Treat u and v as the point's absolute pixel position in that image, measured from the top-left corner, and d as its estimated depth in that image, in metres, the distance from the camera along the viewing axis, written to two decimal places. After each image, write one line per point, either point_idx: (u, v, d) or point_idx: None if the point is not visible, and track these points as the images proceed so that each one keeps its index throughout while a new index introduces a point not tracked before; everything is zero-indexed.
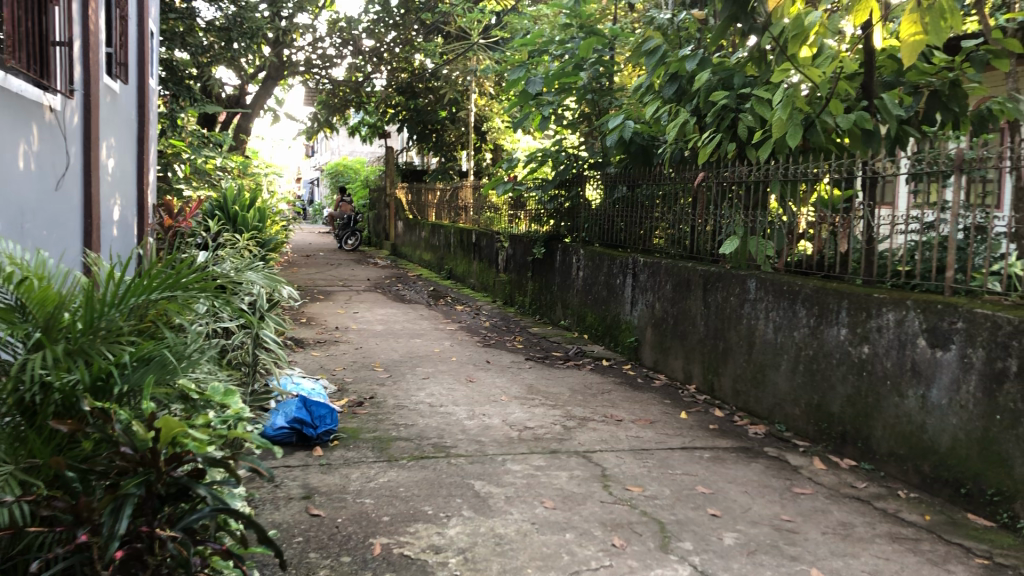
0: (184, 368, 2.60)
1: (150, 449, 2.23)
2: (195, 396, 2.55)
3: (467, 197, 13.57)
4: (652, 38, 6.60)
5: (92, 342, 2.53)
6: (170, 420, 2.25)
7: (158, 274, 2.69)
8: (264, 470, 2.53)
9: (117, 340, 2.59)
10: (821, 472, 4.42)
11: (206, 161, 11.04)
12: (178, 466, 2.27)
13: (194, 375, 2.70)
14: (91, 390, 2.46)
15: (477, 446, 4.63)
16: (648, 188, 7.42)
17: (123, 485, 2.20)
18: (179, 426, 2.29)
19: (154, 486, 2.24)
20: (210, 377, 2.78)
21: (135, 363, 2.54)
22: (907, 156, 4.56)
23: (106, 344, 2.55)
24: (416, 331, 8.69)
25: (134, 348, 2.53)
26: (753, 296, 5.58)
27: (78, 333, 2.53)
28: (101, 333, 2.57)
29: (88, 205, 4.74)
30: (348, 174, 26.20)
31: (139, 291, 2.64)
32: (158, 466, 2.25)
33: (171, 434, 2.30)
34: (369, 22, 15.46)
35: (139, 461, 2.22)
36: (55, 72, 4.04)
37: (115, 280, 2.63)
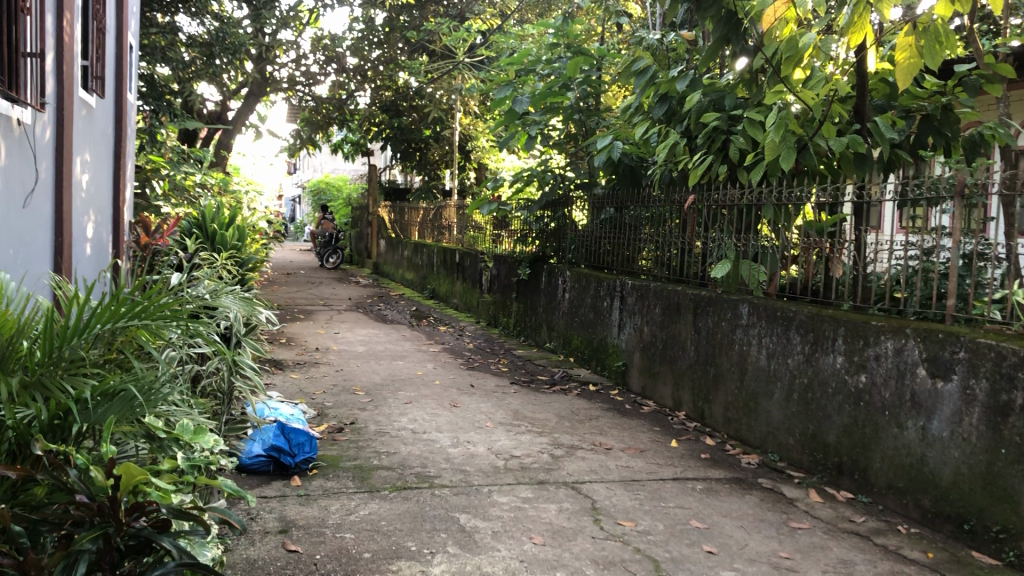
0: (151, 404, 2.42)
1: (109, 498, 2.08)
2: (163, 436, 2.37)
3: (451, 217, 13.41)
4: (641, 59, 6.42)
5: (51, 373, 2.36)
6: (131, 467, 2.09)
7: (127, 299, 2.53)
8: (235, 519, 2.39)
9: (80, 371, 2.42)
10: (817, 505, 4.28)
11: (184, 178, 10.87)
12: (139, 516, 2.12)
13: (162, 411, 2.52)
14: (47, 429, 2.28)
15: (462, 476, 4.46)
16: (635, 209, 7.29)
17: (76, 540, 2.04)
18: (140, 474, 2.12)
19: (112, 539, 2.09)
20: (180, 413, 2.60)
21: (97, 398, 2.35)
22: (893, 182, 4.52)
23: (66, 377, 2.37)
24: (398, 353, 8.52)
25: (97, 383, 2.35)
26: (745, 322, 5.45)
27: (35, 366, 2.36)
28: (62, 365, 2.40)
29: (58, 224, 4.54)
30: (330, 191, 26.02)
31: (108, 318, 2.49)
32: (118, 517, 2.10)
33: (132, 481, 2.14)
34: (354, 39, 15.26)
35: (97, 511, 2.07)
36: (26, 85, 3.86)
37: (79, 305, 2.47)
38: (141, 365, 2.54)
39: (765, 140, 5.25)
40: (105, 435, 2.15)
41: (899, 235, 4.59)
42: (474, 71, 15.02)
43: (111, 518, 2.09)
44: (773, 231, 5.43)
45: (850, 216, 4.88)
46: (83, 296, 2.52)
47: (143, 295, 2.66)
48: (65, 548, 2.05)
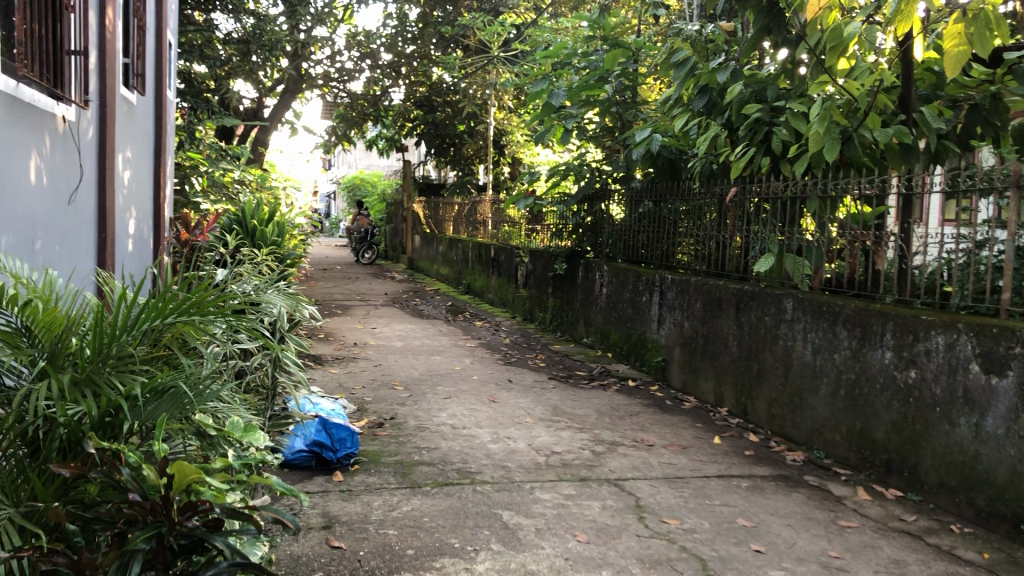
0: (200, 402, 2.40)
1: (162, 496, 2.06)
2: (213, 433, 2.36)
3: (486, 212, 13.37)
4: (681, 50, 6.38)
5: (99, 370, 2.36)
6: (184, 465, 2.08)
7: (173, 296, 2.50)
8: (288, 519, 2.35)
9: (128, 368, 2.42)
10: (866, 504, 4.19)
11: (222, 174, 10.99)
12: (192, 516, 2.09)
13: (210, 410, 2.51)
14: (97, 427, 2.28)
15: (503, 472, 4.43)
16: (675, 203, 7.22)
17: (130, 539, 2.02)
18: (194, 473, 2.11)
19: (165, 538, 2.08)
20: (229, 410, 2.59)
21: (147, 396, 2.35)
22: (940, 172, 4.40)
23: (116, 374, 2.36)
24: (435, 348, 8.52)
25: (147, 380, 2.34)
26: (790, 316, 5.37)
27: (85, 362, 2.36)
28: (110, 361, 2.40)
29: (101, 220, 4.57)
30: (365, 187, 26.15)
31: (158, 315, 2.47)
32: (171, 516, 2.08)
33: (184, 481, 2.12)
34: (388, 36, 15.31)
35: (149, 510, 2.06)
36: (70, 83, 3.88)
37: (127, 302, 2.44)
38: (190, 361, 2.53)
39: (809, 131, 5.14)
40: (156, 434, 2.14)
41: (948, 226, 4.47)
42: (508, 65, 14.93)
43: (164, 515, 2.07)
44: (817, 224, 5.34)
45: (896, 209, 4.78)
46: (133, 292, 2.51)
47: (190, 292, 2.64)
48: (119, 546, 2.05)
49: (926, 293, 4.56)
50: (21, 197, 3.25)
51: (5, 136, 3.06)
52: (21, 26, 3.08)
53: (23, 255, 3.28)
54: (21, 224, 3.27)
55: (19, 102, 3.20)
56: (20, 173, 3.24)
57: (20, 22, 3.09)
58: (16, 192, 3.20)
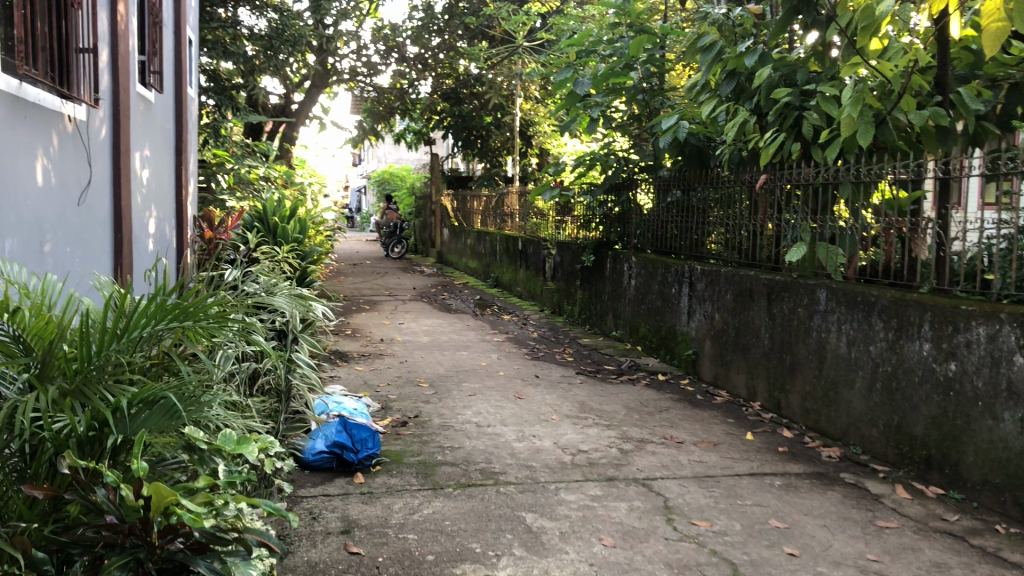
0: (194, 412, 2.31)
1: (141, 519, 2.01)
2: (204, 446, 2.26)
3: (513, 204, 13.25)
4: (708, 34, 6.21)
5: (89, 382, 2.24)
6: (161, 487, 1.98)
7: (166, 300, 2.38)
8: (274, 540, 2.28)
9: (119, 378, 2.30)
10: (905, 502, 4.03)
11: (249, 171, 10.99)
12: (173, 538, 2.05)
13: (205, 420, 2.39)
14: (84, 442, 2.17)
15: (528, 472, 4.31)
16: (704, 192, 7.05)
17: (105, 567, 1.96)
18: (171, 494, 2.00)
19: (144, 562, 2.02)
20: (229, 419, 2.48)
21: (136, 407, 2.23)
22: (980, 154, 4.21)
23: (107, 385, 2.26)
24: (462, 343, 8.42)
25: (137, 390, 2.24)
26: (824, 307, 5.20)
27: (74, 372, 2.24)
28: (98, 373, 2.27)
29: (117, 220, 4.53)
30: (394, 182, 26.14)
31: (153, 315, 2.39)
32: (151, 540, 2.03)
33: (162, 502, 2.02)
34: (414, 29, 15.37)
35: (128, 532, 2.00)
36: (80, 81, 3.83)
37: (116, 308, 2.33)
38: (186, 367, 2.44)
39: (841, 115, 4.97)
40: (135, 451, 2.04)
41: (988, 211, 4.30)
42: (534, 54, 14.75)
43: (145, 537, 2.03)
44: (850, 211, 5.15)
45: (933, 194, 4.58)
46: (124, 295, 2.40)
47: (185, 296, 2.52)
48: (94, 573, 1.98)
49: (967, 281, 4.38)
50: (27, 200, 3.20)
51: (7, 137, 3.00)
52: (22, 24, 3.02)
53: (31, 258, 3.23)
54: (28, 227, 3.21)
55: (23, 102, 3.16)
56: (26, 174, 3.18)
57: (20, 20, 3.03)
58: (22, 194, 3.15)
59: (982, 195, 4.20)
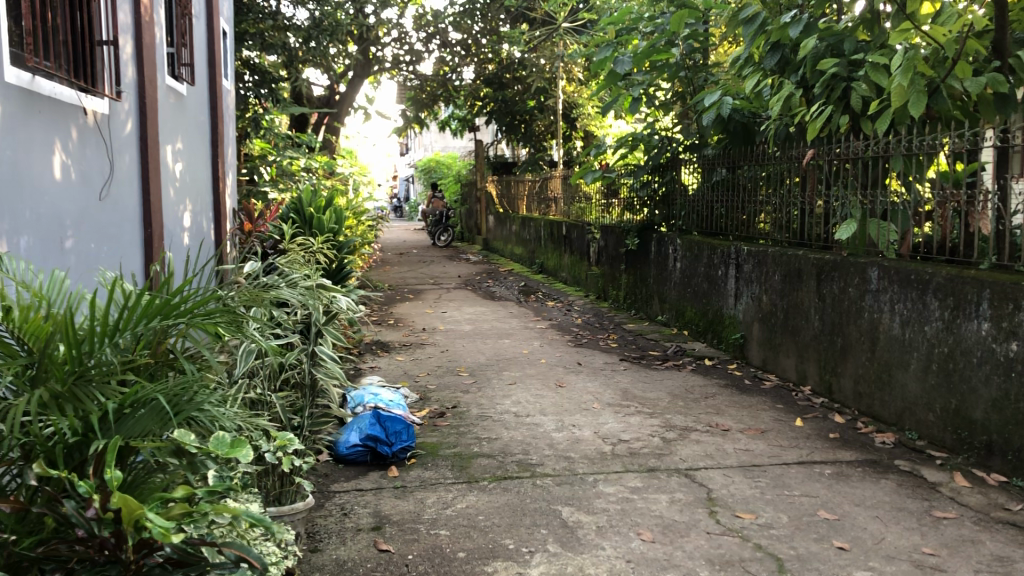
0: (187, 412, 2.20)
1: (114, 533, 1.93)
2: (195, 450, 2.10)
3: (558, 188, 13.07)
4: (749, 5, 5.97)
5: (83, 383, 2.17)
6: (128, 499, 1.85)
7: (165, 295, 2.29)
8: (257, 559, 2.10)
9: (113, 378, 2.21)
10: (965, 491, 3.81)
11: (291, 163, 11.01)
12: (149, 553, 1.98)
13: (204, 422, 2.27)
14: (77, 444, 2.10)
15: (566, 463, 4.18)
16: (750, 169, 6.81)
17: None
18: (139, 507, 1.87)
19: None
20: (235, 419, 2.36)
21: (127, 410, 2.14)
22: None
23: (96, 386, 2.17)
24: (505, 331, 8.31)
25: (126, 393, 2.16)
26: (875, 287, 4.97)
27: (67, 374, 2.17)
28: (88, 375, 2.18)
29: (146, 213, 4.50)
30: (440, 169, 26.09)
31: (153, 311, 2.33)
32: (124, 555, 1.96)
33: (132, 515, 1.89)
34: (455, 14, 15.24)
35: (101, 547, 1.93)
36: (100, 75, 3.78)
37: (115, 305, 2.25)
38: (188, 365, 2.34)
39: (891, 84, 4.73)
40: (106, 461, 1.91)
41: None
42: (576, 36, 14.52)
43: (118, 553, 1.96)
44: (902, 185, 4.91)
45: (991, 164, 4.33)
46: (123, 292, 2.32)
47: (187, 292, 2.42)
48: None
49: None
50: (46, 197, 3.16)
51: (20, 133, 2.94)
52: (32, 16, 2.96)
53: (52, 255, 3.20)
54: (46, 224, 3.17)
55: (37, 96, 3.10)
56: (42, 170, 3.13)
57: (31, 10, 2.97)
58: (39, 190, 3.10)
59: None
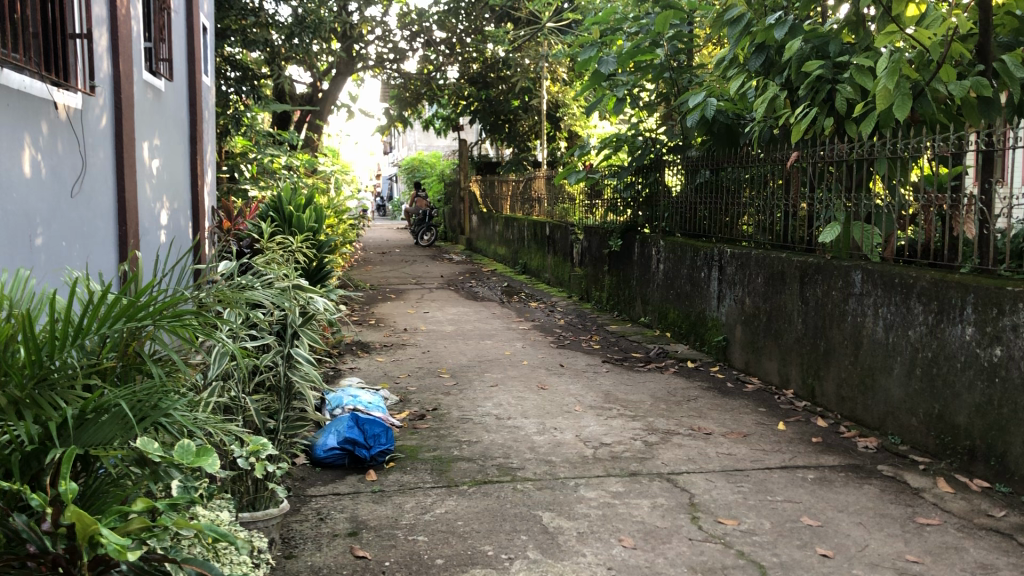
0: (148, 420, 2.14)
1: (69, 548, 1.86)
2: (158, 458, 2.03)
3: (541, 188, 13.03)
4: (735, 7, 5.95)
5: (44, 390, 2.11)
6: (82, 514, 1.77)
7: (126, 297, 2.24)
8: None
9: (73, 386, 2.16)
10: (948, 497, 3.78)
11: (272, 161, 10.92)
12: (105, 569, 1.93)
13: (167, 429, 2.22)
14: (33, 453, 2.07)
15: (547, 467, 4.12)
16: (734, 170, 6.78)
17: None
18: (93, 522, 1.80)
19: None
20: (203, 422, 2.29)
21: (86, 417, 2.11)
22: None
23: (59, 391, 2.13)
24: (488, 331, 8.25)
25: (89, 398, 2.12)
26: (859, 290, 4.95)
27: (26, 380, 2.11)
28: (51, 380, 2.14)
29: (120, 210, 4.41)
30: (423, 168, 26.00)
31: (119, 311, 2.27)
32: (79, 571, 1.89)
33: (87, 531, 1.82)
34: (441, 13, 15.16)
35: (53, 562, 1.86)
36: (72, 68, 3.69)
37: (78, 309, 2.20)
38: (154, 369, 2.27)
39: (876, 87, 4.71)
40: (61, 473, 1.85)
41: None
42: (560, 36, 14.48)
43: (73, 568, 1.89)
44: (887, 188, 4.89)
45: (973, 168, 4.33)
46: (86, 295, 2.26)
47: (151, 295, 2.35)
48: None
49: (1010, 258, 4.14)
50: (13, 192, 3.08)
51: None
52: None
53: (20, 253, 3.11)
54: (14, 221, 3.08)
55: (5, 89, 3.01)
56: (9, 165, 3.04)
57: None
58: (5, 186, 3.01)
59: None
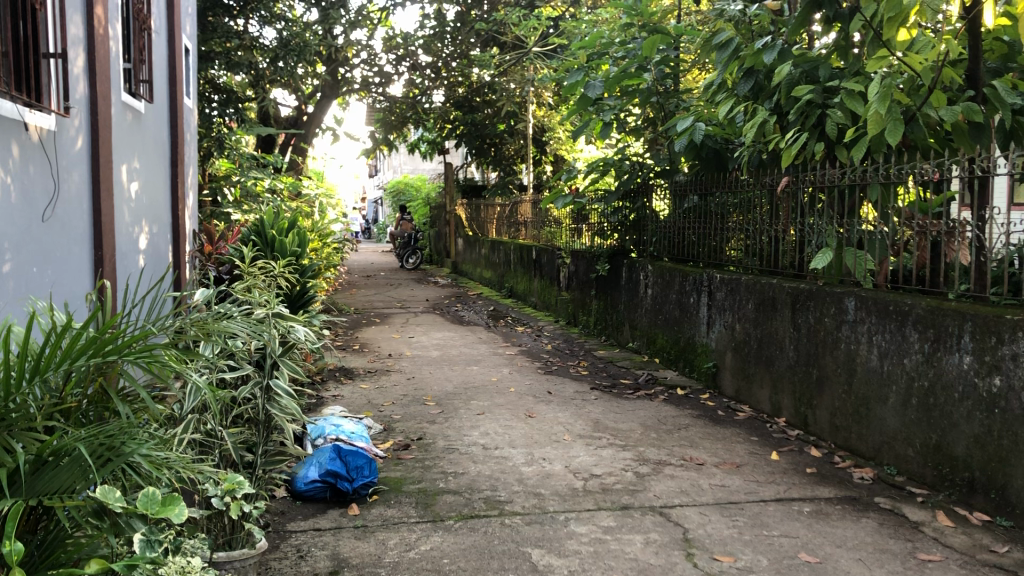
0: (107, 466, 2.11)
1: None
2: (120, 508, 2.06)
3: (527, 212, 12.95)
4: (723, 30, 5.90)
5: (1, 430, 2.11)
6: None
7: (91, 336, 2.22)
8: None
9: (30, 426, 2.16)
10: (948, 531, 3.67)
11: (256, 184, 10.79)
12: None
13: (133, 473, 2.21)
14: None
15: (536, 501, 3.99)
16: (721, 196, 6.72)
17: None
18: None
19: None
20: (170, 463, 2.25)
21: (48, 459, 2.12)
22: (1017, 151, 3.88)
23: (16, 432, 2.13)
24: (473, 357, 8.12)
25: (46, 442, 2.11)
26: (852, 317, 4.86)
27: None
28: (10, 420, 2.13)
29: (97, 233, 4.29)
30: (409, 192, 25.90)
31: (83, 349, 2.24)
32: None
33: None
34: (426, 37, 15.00)
35: None
36: (45, 88, 3.58)
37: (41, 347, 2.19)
38: (119, 408, 2.25)
39: (868, 111, 4.63)
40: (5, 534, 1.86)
41: (1018, 210, 4.03)
42: (546, 60, 14.42)
43: None
44: (879, 214, 4.82)
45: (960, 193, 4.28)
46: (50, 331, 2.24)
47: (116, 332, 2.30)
48: None
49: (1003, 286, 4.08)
50: None
51: None
52: None
53: None
54: None
55: None
56: None
57: None
58: None
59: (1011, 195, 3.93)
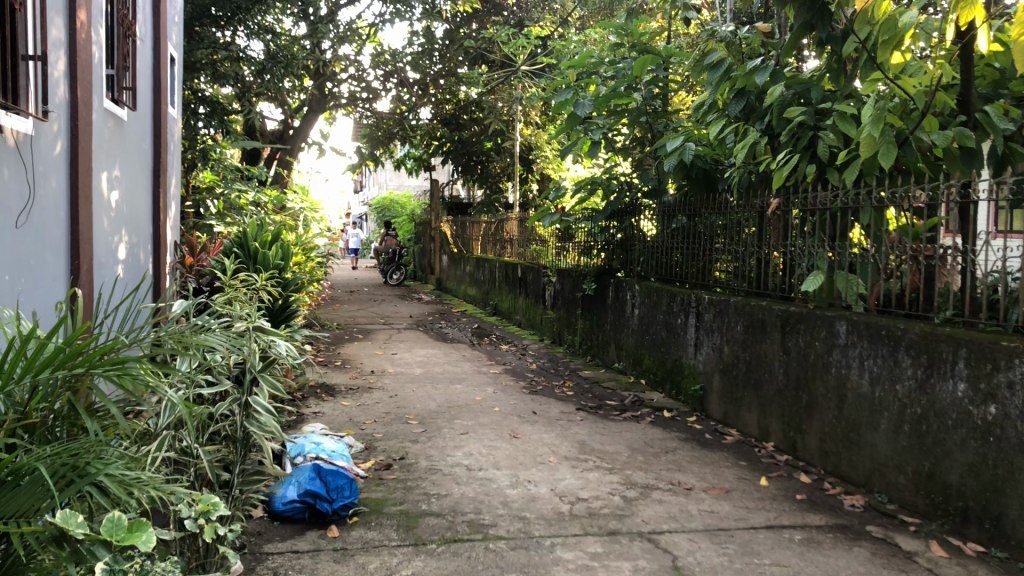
0: (68, 488, 2.02)
1: None
2: (82, 534, 1.99)
3: (512, 229, 12.90)
4: (715, 51, 5.85)
5: None
6: None
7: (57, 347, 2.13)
8: None
9: None
10: (943, 562, 3.60)
11: (239, 196, 10.66)
12: None
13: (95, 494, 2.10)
14: None
15: (521, 525, 3.88)
16: (709, 217, 6.67)
17: None
18: None
19: None
20: (138, 484, 2.15)
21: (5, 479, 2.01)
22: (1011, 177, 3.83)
23: None
24: (457, 375, 8.01)
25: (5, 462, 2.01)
26: (843, 341, 4.79)
27: None
28: None
29: (74, 241, 4.18)
30: (393, 208, 25.79)
31: (49, 361, 2.14)
32: None
33: None
34: (414, 54, 14.69)
35: None
36: (23, 91, 3.48)
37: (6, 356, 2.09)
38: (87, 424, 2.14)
39: (860, 134, 4.57)
40: None
41: (999, 237, 3.99)
42: (534, 78, 14.40)
43: None
44: (870, 238, 4.77)
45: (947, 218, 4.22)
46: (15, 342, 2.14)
47: (87, 345, 2.20)
48: None
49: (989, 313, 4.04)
50: None
51: None
52: None
53: None
54: None
55: None
56: None
57: None
58: None
59: (997, 221, 3.89)
